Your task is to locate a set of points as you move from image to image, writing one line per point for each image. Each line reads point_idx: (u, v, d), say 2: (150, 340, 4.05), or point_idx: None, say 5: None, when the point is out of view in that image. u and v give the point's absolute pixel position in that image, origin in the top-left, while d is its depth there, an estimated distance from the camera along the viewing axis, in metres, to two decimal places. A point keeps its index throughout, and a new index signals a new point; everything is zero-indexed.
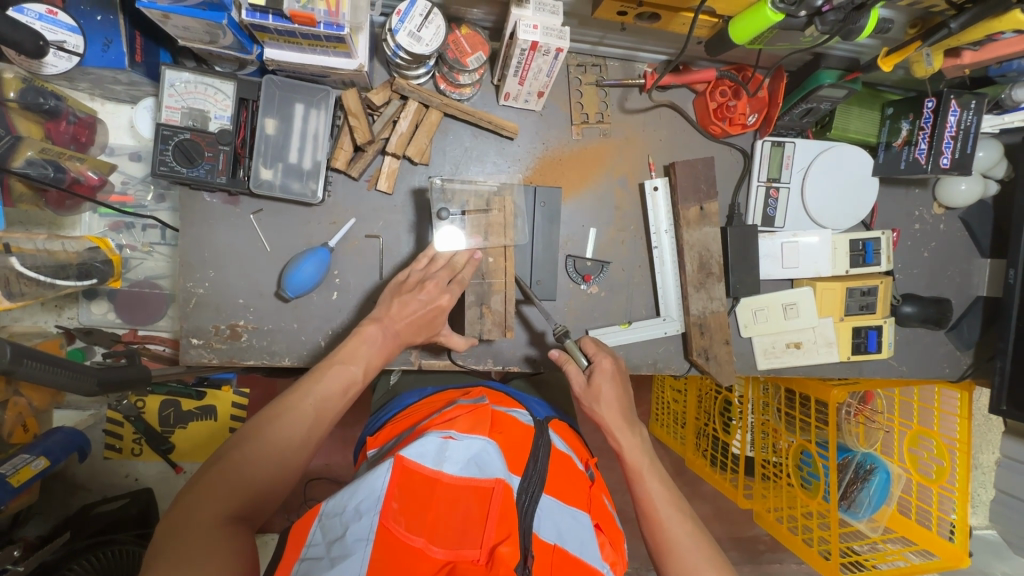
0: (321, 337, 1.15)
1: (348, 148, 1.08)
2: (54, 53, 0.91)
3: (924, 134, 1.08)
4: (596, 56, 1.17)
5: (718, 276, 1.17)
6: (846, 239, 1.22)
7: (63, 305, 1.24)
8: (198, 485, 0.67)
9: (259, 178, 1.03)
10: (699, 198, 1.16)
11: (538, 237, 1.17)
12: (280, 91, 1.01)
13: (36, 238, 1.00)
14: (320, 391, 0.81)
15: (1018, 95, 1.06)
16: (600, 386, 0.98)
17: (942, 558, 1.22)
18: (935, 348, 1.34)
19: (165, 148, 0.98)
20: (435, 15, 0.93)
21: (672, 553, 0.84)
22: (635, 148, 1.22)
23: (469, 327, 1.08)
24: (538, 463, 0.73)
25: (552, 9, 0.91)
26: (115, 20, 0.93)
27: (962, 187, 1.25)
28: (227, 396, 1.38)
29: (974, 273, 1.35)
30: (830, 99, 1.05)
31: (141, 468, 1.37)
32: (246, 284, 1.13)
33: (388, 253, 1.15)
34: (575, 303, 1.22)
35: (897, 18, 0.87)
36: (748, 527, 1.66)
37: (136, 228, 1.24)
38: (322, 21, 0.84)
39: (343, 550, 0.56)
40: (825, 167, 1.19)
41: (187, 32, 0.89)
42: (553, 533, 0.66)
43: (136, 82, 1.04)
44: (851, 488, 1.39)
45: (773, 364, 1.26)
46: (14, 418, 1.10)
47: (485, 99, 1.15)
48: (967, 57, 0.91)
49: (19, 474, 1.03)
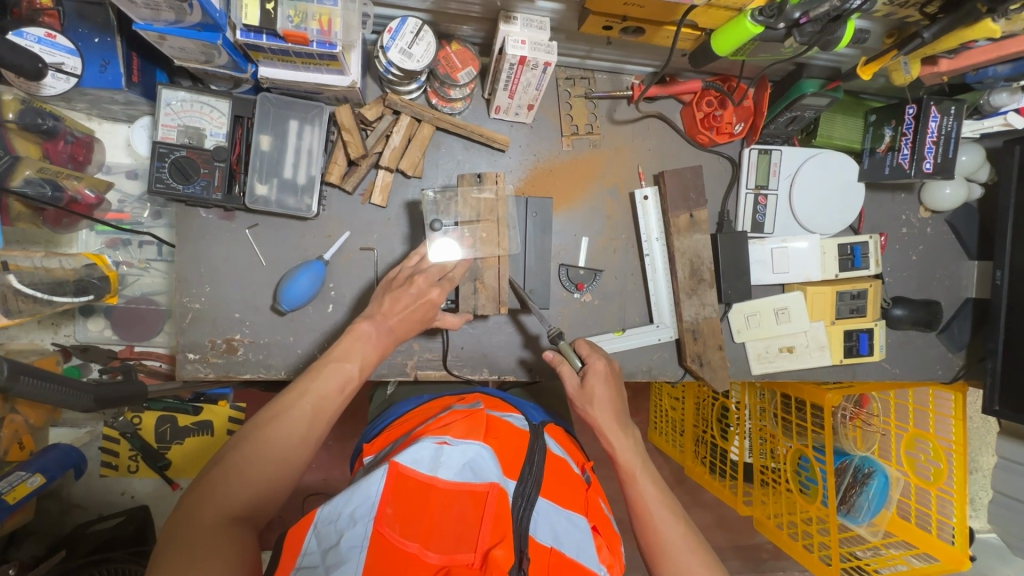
0: (317, 348, 1.15)
1: (342, 162, 1.10)
2: (53, 74, 0.93)
3: (906, 140, 1.11)
4: (584, 69, 1.19)
5: (710, 282, 1.19)
6: (835, 243, 1.24)
7: (59, 323, 1.25)
8: (200, 486, 0.69)
9: (255, 194, 1.04)
10: (688, 206, 1.18)
11: (530, 247, 1.17)
12: (273, 108, 1.02)
13: (33, 255, 1.02)
14: (317, 389, 0.82)
15: (996, 100, 1.09)
16: (593, 388, 0.99)
17: (943, 561, 1.22)
18: (925, 350, 1.36)
19: (162, 166, 1.00)
20: (425, 32, 0.95)
21: (665, 556, 0.84)
22: (624, 157, 1.24)
23: (463, 302, 1.09)
24: (534, 466, 0.74)
25: (539, 25, 0.93)
26: (112, 41, 0.95)
27: (947, 191, 1.28)
28: (223, 411, 1.36)
29: (963, 275, 1.37)
30: (814, 107, 1.08)
31: (137, 485, 1.36)
32: (243, 297, 1.14)
33: (383, 263, 1.17)
34: (569, 312, 1.23)
35: (873, 28, 0.91)
36: (750, 535, 1.63)
37: (133, 244, 1.24)
38: (316, 40, 0.85)
39: (337, 558, 0.57)
40: (811, 174, 1.21)
41: (184, 52, 0.91)
42: (550, 535, 0.67)
43: (132, 101, 1.06)
44: (851, 493, 1.37)
45: (767, 368, 1.27)
46: (10, 435, 1.12)
47: (475, 113, 1.17)
48: (943, 65, 0.92)
49: (14, 491, 1.06)
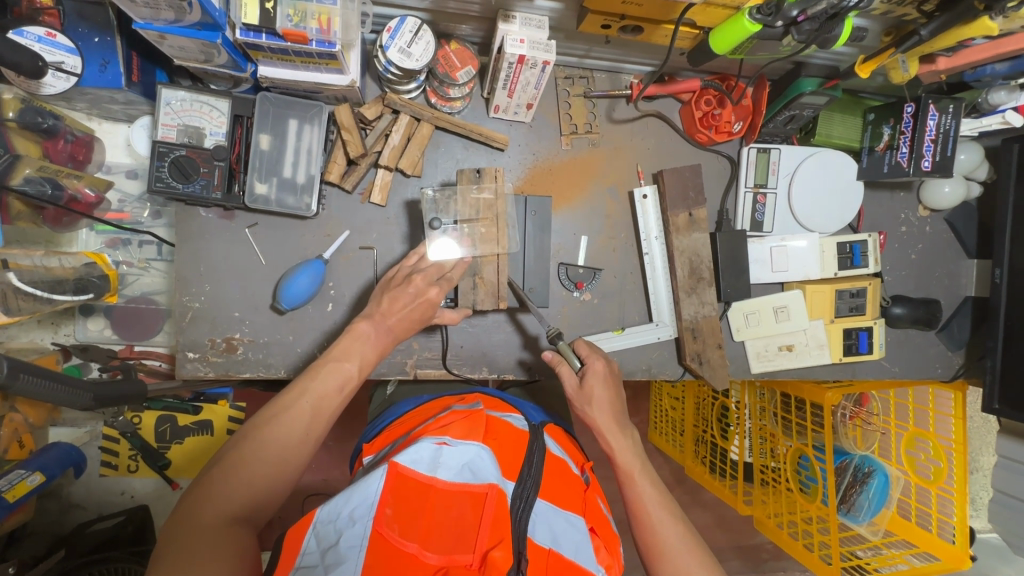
0: (317, 348, 1.15)
1: (341, 161, 1.10)
2: (52, 73, 0.94)
3: (905, 138, 1.11)
4: (583, 68, 1.19)
5: (710, 281, 1.19)
6: (834, 242, 1.25)
7: (59, 322, 1.25)
8: (200, 486, 0.69)
9: (254, 193, 1.04)
10: (687, 205, 1.18)
11: (530, 246, 1.17)
12: (273, 107, 1.03)
13: (33, 254, 1.02)
14: (317, 389, 0.82)
15: (995, 98, 1.09)
16: (592, 388, 0.99)
17: (944, 560, 1.21)
18: (925, 348, 1.36)
19: (161, 165, 1.00)
20: (424, 32, 0.96)
21: (664, 556, 0.84)
22: (623, 156, 1.24)
23: (463, 297, 1.10)
24: (533, 467, 0.74)
25: (538, 24, 0.94)
26: (112, 41, 0.95)
27: (946, 189, 1.28)
28: (223, 410, 1.36)
29: (962, 273, 1.37)
30: (812, 106, 1.08)
31: (136, 485, 1.36)
32: (242, 297, 1.14)
33: (382, 263, 1.17)
34: (569, 311, 1.23)
35: (871, 26, 0.91)
36: (750, 535, 1.63)
37: (133, 244, 1.24)
38: (315, 39, 0.86)
39: (336, 557, 0.57)
40: (810, 172, 1.22)
41: (184, 51, 0.91)
42: (548, 537, 0.67)
43: (132, 101, 1.06)
44: (851, 492, 1.37)
45: (766, 367, 1.27)
46: (10, 434, 1.12)
47: (474, 112, 1.17)
48: (941, 62, 0.92)
49: (14, 490, 1.06)
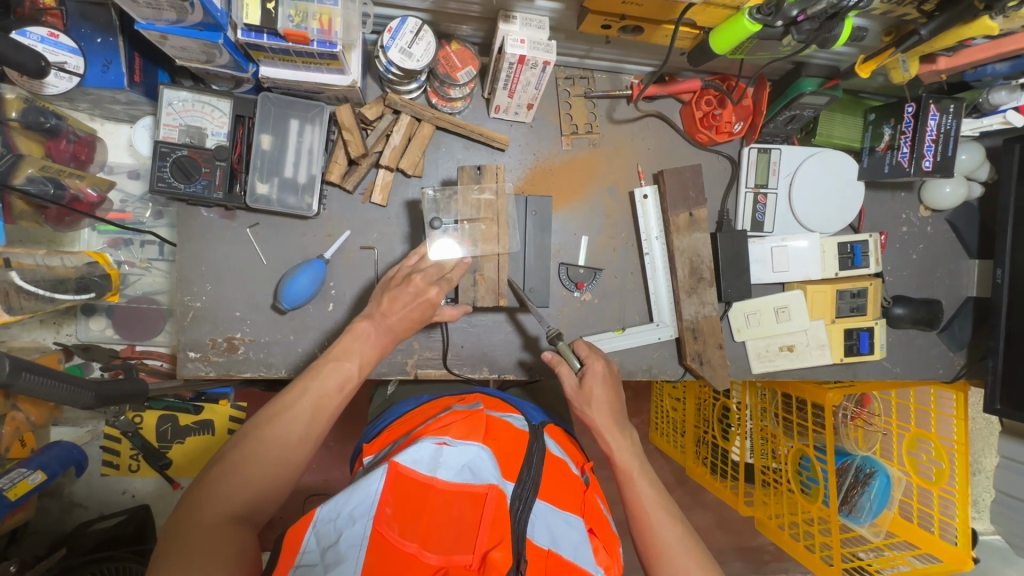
0: (317, 347, 1.16)
1: (342, 161, 1.11)
2: (55, 73, 0.94)
3: (906, 138, 1.11)
4: (584, 69, 1.20)
5: (710, 281, 1.19)
6: (835, 242, 1.25)
7: (62, 321, 1.26)
8: (200, 485, 0.69)
9: (255, 193, 1.04)
10: (688, 205, 1.18)
11: (530, 246, 1.17)
12: (274, 107, 1.03)
13: (35, 253, 1.02)
14: (317, 388, 0.82)
15: (996, 98, 1.09)
16: (591, 388, 0.99)
17: (947, 561, 1.21)
18: (926, 349, 1.36)
19: (163, 165, 1.00)
20: (424, 32, 0.96)
21: (663, 556, 0.84)
22: (624, 156, 1.24)
23: (463, 295, 1.10)
24: (532, 468, 0.74)
25: (538, 24, 0.94)
26: (114, 41, 0.95)
27: (947, 189, 1.27)
28: (224, 410, 1.36)
29: (963, 274, 1.37)
30: (813, 106, 1.08)
31: (137, 484, 1.36)
32: (244, 296, 1.14)
33: (383, 262, 1.17)
34: (569, 310, 1.23)
35: (872, 26, 0.91)
36: (751, 537, 1.63)
37: (135, 244, 1.25)
38: (316, 39, 0.86)
39: (336, 556, 0.57)
40: (810, 172, 1.22)
41: (185, 52, 0.92)
42: (547, 537, 0.67)
43: (134, 101, 1.07)
44: (851, 493, 1.36)
45: (767, 367, 1.27)
46: (12, 432, 1.12)
47: (475, 113, 1.17)
48: (942, 62, 0.92)
49: (16, 488, 1.06)
